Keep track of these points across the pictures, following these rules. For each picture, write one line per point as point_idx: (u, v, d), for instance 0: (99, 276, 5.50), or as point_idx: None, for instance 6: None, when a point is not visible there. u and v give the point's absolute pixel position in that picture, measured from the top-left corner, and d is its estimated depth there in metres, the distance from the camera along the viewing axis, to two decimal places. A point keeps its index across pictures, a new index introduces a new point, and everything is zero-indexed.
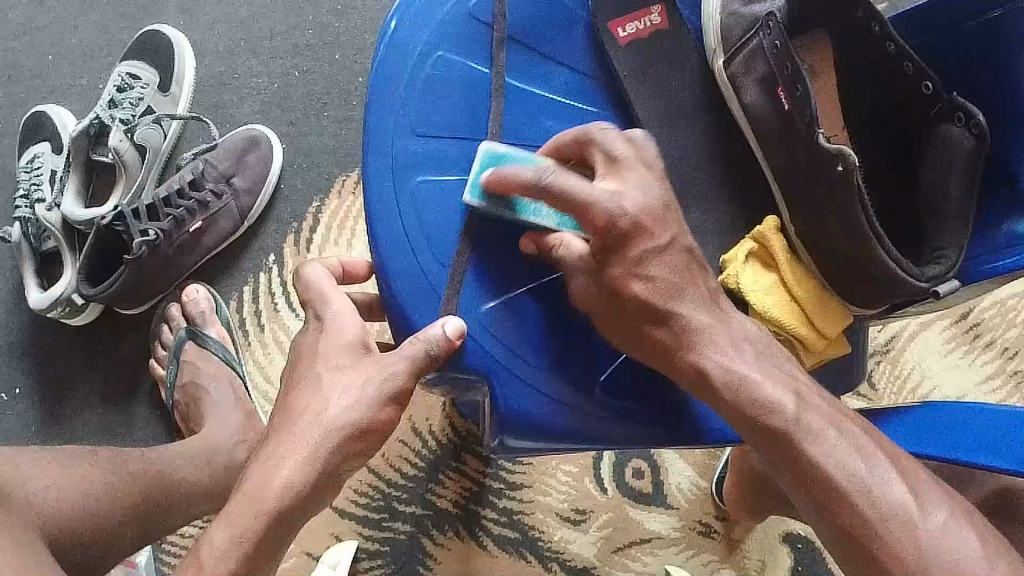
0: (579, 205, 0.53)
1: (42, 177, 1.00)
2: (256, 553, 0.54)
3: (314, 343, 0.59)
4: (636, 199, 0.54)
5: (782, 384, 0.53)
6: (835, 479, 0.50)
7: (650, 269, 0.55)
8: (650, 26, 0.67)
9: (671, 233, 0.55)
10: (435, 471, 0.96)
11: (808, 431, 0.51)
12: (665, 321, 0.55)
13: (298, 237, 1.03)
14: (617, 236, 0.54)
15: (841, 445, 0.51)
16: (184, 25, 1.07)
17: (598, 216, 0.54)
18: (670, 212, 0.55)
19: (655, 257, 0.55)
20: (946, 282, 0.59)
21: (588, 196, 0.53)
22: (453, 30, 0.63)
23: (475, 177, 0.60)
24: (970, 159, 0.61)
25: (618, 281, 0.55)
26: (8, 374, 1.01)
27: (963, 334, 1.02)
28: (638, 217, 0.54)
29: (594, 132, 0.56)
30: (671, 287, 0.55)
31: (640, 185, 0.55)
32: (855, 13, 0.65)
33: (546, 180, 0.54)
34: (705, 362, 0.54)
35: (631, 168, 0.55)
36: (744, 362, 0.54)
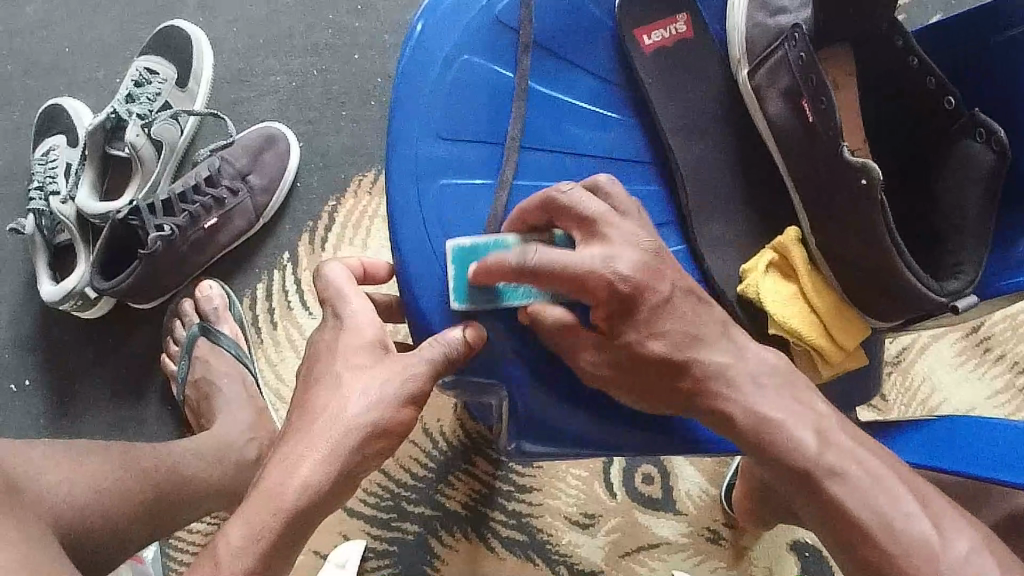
0: (573, 279, 0.52)
1: (56, 170, 1.00)
2: (274, 550, 0.54)
3: (333, 342, 0.59)
4: (630, 258, 0.53)
5: (804, 423, 0.53)
6: (859, 516, 0.51)
7: (663, 325, 0.54)
8: (674, 34, 0.67)
9: (670, 284, 0.54)
10: (446, 472, 0.97)
11: (829, 470, 0.52)
12: (684, 372, 0.55)
13: (313, 236, 1.03)
14: (622, 301, 0.53)
15: (865, 484, 0.51)
16: (202, 21, 1.07)
17: (597, 285, 0.52)
18: (661, 259, 0.54)
19: (665, 310, 0.54)
20: (965, 297, 0.59)
21: (580, 265, 0.52)
22: (479, 34, 0.63)
23: (455, 281, 0.58)
24: (990, 175, 0.61)
25: (633, 343, 0.55)
26: (18, 366, 1.01)
27: (974, 347, 1.02)
28: (635, 276, 0.52)
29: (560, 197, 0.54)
30: (687, 337, 0.55)
31: (628, 241, 0.53)
32: (878, 26, 0.66)
33: (536, 262, 0.52)
34: (725, 404, 0.55)
35: (613, 223, 0.54)
36: (764, 399, 0.54)
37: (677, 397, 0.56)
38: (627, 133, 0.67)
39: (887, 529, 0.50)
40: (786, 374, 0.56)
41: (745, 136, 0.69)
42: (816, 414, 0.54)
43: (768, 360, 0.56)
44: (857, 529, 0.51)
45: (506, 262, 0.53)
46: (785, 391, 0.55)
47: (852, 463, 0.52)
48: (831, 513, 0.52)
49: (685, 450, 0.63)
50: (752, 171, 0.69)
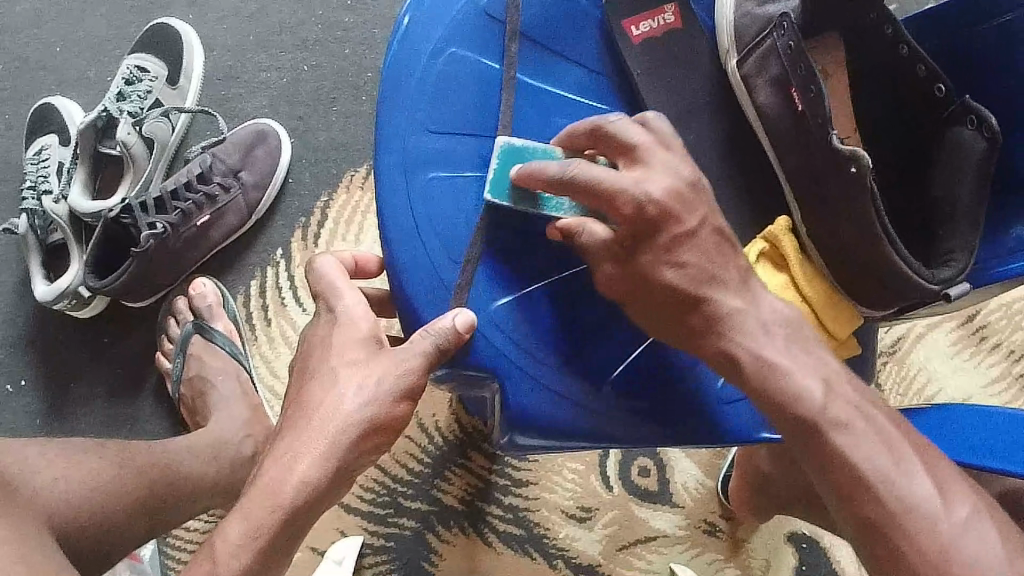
0: (603, 194, 0.52)
1: (49, 168, 1.00)
2: (273, 545, 0.54)
3: (325, 338, 0.59)
4: (663, 182, 0.53)
5: (810, 371, 0.52)
6: (860, 466, 0.49)
7: (682, 256, 0.54)
8: (662, 25, 0.67)
9: (699, 218, 0.54)
10: (442, 467, 0.96)
11: (836, 421, 0.50)
12: (695, 308, 0.54)
13: (307, 232, 1.03)
14: (646, 224, 0.53)
15: (870, 437, 0.50)
16: (192, 18, 1.07)
17: (625, 204, 0.52)
18: (696, 193, 0.54)
19: (687, 241, 0.54)
20: (957, 285, 0.59)
21: (614, 183, 0.52)
22: (466, 27, 0.62)
23: (495, 176, 0.60)
24: (982, 163, 0.60)
25: (649, 268, 0.54)
26: (14, 367, 1.01)
27: (969, 336, 1.02)
28: (664, 202, 0.53)
29: (609, 123, 0.55)
30: (705, 275, 0.54)
31: (667, 169, 0.54)
32: (867, 14, 0.66)
33: (572, 174, 0.53)
34: (732, 346, 0.53)
35: (655, 152, 0.54)
36: (774, 348, 0.53)
37: (684, 333, 0.55)
38: None
39: (889, 484, 0.49)
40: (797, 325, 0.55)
41: (736, 125, 0.69)
42: None
43: (780, 312, 0.55)
44: (853, 477, 0.49)
45: (547, 173, 0.54)
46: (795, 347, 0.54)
47: (859, 419, 0.51)
48: (830, 464, 0.50)
49: (692, 444, 0.63)
50: (743, 160, 0.69)
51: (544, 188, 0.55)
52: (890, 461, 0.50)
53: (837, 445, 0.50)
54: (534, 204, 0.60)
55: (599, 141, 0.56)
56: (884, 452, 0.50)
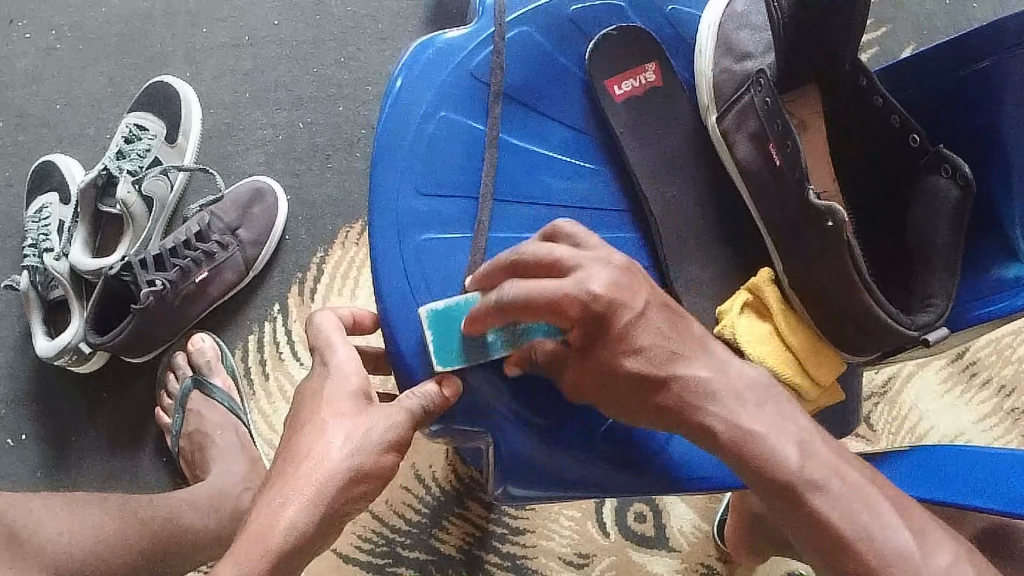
0: (549, 304, 0.52)
1: (50, 227, 1.02)
2: None
3: (320, 390, 0.60)
4: (602, 276, 0.52)
5: (791, 419, 0.53)
6: (835, 521, 0.51)
7: (639, 341, 0.54)
8: (645, 83, 0.69)
9: (643, 299, 0.54)
10: (439, 517, 0.97)
11: (810, 471, 0.51)
12: (664, 394, 0.55)
13: (303, 286, 1.05)
14: (596, 320, 0.53)
15: (847, 483, 0.52)
16: (190, 76, 1.09)
17: (570, 306, 0.52)
18: (633, 278, 0.54)
19: (640, 327, 0.54)
20: (935, 329, 0.61)
21: (554, 292, 0.52)
22: (455, 92, 0.65)
23: (436, 345, 0.60)
24: (957, 210, 0.62)
25: (610, 360, 0.55)
26: (14, 421, 1.02)
27: (960, 373, 1.03)
28: (607, 296, 0.52)
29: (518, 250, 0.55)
30: (666, 354, 0.54)
31: (599, 263, 0.53)
32: (843, 67, 0.69)
33: (511, 296, 0.54)
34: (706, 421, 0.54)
35: (579, 254, 0.53)
36: (748, 417, 0.54)
37: (655, 411, 0.56)
38: (599, 182, 0.69)
39: (867, 529, 0.50)
40: (769, 387, 0.55)
41: (716, 180, 0.71)
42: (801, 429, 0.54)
43: (751, 383, 0.56)
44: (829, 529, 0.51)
45: (489, 305, 0.55)
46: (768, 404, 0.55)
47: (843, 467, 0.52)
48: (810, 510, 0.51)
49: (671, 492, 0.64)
50: (724, 213, 0.71)
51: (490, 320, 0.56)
52: (874, 495, 0.51)
53: (818, 479, 0.51)
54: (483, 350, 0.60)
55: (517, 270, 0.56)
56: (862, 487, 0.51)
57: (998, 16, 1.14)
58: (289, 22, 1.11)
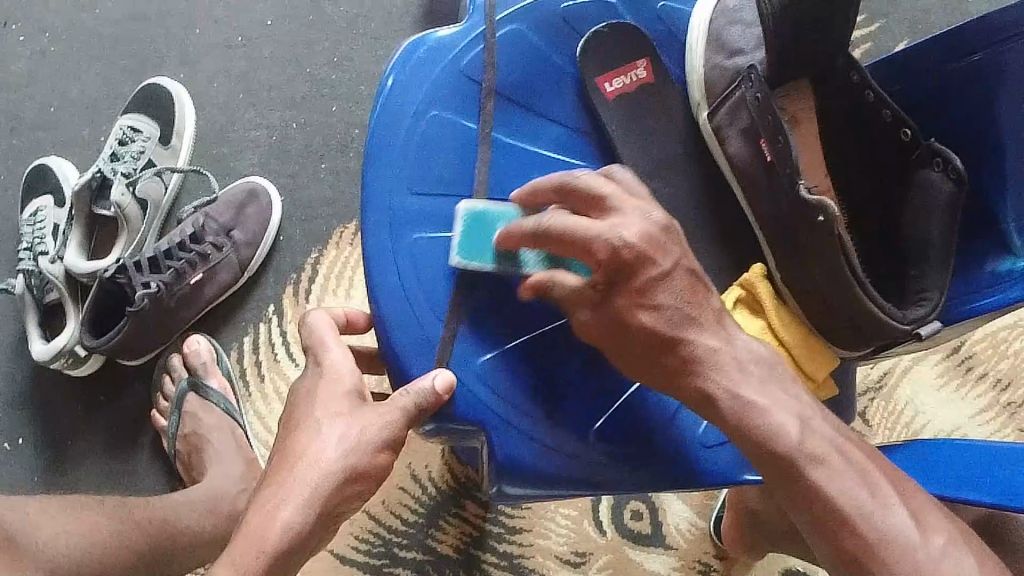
0: (578, 240, 0.53)
1: (45, 230, 1.02)
2: None
3: (313, 389, 0.60)
4: (635, 225, 0.53)
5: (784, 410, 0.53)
6: (828, 513, 0.51)
7: (657, 298, 0.54)
8: (636, 80, 0.69)
9: (672, 259, 0.54)
10: (436, 516, 0.97)
11: (805, 460, 0.51)
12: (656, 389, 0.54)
13: (298, 287, 1.05)
14: (622, 267, 0.53)
15: (841, 474, 0.51)
16: (184, 77, 1.09)
17: (599, 250, 0.53)
18: (669, 235, 0.54)
19: (661, 285, 0.54)
20: (929, 323, 0.61)
21: (588, 231, 0.53)
22: (447, 90, 0.65)
23: (463, 241, 0.62)
24: (950, 204, 0.62)
25: (625, 312, 0.54)
26: (10, 424, 1.02)
27: (955, 368, 1.03)
28: (638, 245, 0.53)
29: (569, 176, 0.56)
30: (681, 316, 0.54)
31: (637, 214, 0.54)
32: (835, 62, 0.69)
33: (548, 225, 0.54)
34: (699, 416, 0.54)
35: (623, 199, 0.54)
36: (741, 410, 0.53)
37: (663, 375, 0.55)
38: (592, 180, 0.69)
39: (861, 521, 0.50)
40: (770, 368, 0.55)
41: (708, 176, 0.71)
42: (800, 401, 0.54)
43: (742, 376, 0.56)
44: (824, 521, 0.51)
45: (525, 230, 0.56)
46: (772, 380, 0.55)
47: (836, 453, 0.52)
48: (804, 503, 0.51)
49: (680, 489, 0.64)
50: (717, 209, 0.71)
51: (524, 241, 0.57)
52: (868, 487, 0.51)
53: (813, 472, 0.51)
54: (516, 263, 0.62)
55: (567, 196, 0.56)
56: (856, 479, 0.51)
57: (991, 10, 1.14)
58: (281, 23, 1.10)
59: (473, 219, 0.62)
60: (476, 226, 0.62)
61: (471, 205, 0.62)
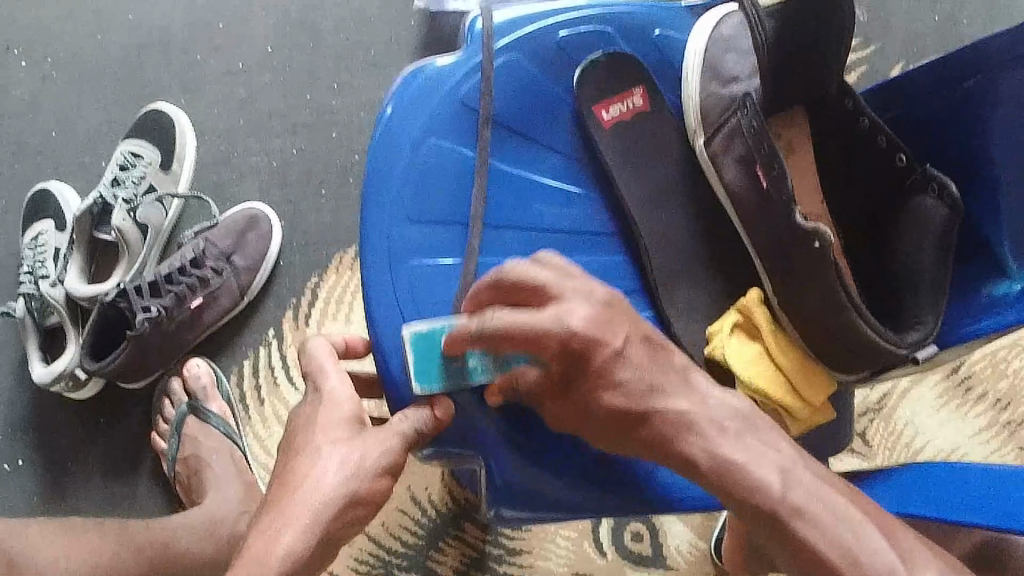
0: (529, 336, 0.52)
1: (46, 254, 1.03)
2: None
3: (313, 416, 0.61)
4: (582, 310, 0.53)
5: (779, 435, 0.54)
6: (823, 539, 0.51)
7: (619, 376, 0.55)
8: (632, 107, 0.70)
9: (624, 336, 0.55)
10: (435, 539, 0.97)
11: (796, 489, 0.52)
12: (643, 423, 0.56)
13: (298, 312, 1.05)
14: (576, 354, 0.54)
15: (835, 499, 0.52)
16: (185, 103, 1.10)
17: (552, 341, 0.53)
18: (614, 310, 0.55)
19: (619, 363, 0.55)
20: (924, 347, 0.61)
21: (536, 327, 0.52)
22: (445, 119, 0.65)
23: (417, 367, 0.60)
24: (944, 229, 0.63)
25: (590, 394, 0.56)
26: (11, 447, 1.02)
27: (955, 388, 1.04)
28: (588, 331, 0.53)
29: (506, 268, 0.54)
30: (645, 386, 0.56)
31: (579, 296, 0.54)
32: (827, 90, 0.70)
33: (495, 327, 0.53)
34: (687, 447, 0.55)
35: (562, 283, 0.54)
36: (727, 443, 0.54)
37: (639, 444, 0.57)
38: (587, 207, 0.70)
39: (855, 549, 0.50)
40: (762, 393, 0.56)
41: (704, 203, 0.72)
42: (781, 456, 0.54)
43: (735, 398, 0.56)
44: (819, 550, 0.51)
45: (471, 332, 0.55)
46: (748, 435, 0.55)
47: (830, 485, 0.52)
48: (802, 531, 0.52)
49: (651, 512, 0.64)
50: (712, 235, 0.72)
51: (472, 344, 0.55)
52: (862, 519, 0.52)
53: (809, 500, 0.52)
54: (465, 374, 0.60)
55: (505, 293, 0.55)
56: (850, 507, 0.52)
57: (987, 34, 1.15)
58: (282, 49, 1.11)
59: (421, 341, 0.60)
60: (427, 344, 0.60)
61: (414, 328, 0.60)
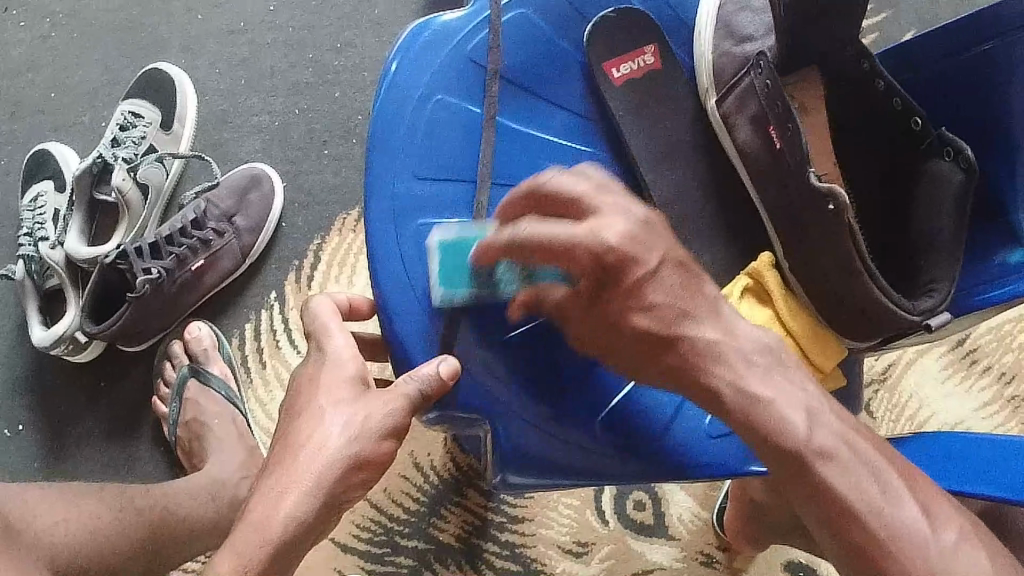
0: (557, 248, 0.50)
1: (45, 215, 1.01)
2: None
3: (315, 376, 0.60)
4: (617, 226, 0.51)
5: (789, 400, 0.53)
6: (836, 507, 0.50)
7: (651, 298, 0.53)
8: (644, 65, 0.69)
9: (659, 255, 0.52)
10: (437, 506, 0.97)
11: (807, 458, 0.51)
12: (671, 347, 0.54)
13: (300, 274, 1.04)
14: (609, 270, 0.52)
15: (848, 465, 0.51)
16: (186, 63, 1.08)
17: (582, 255, 0.51)
18: (652, 230, 0.52)
19: (651, 283, 0.52)
20: (937, 314, 0.60)
21: (566, 239, 0.50)
22: (452, 74, 0.64)
23: (439, 278, 0.60)
24: (960, 192, 0.61)
25: (619, 317, 0.54)
26: (10, 411, 1.01)
27: (961, 361, 1.03)
28: (621, 249, 0.50)
29: (541, 178, 0.52)
30: (676, 312, 0.53)
31: (618, 211, 0.51)
32: (845, 51, 0.68)
33: (527, 236, 0.51)
34: (712, 380, 0.54)
35: (600, 196, 0.51)
36: (755, 377, 0.53)
37: (662, 371, 0.55)
38: (599, 165, 0.68)
39: (869, 518, 0.50)
40: (772, 357, 0.55)
41: (715, 164, 0.71)
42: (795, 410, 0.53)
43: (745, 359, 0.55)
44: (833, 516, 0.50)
45: (501, 242, 0.52)
46: (775, 370, 0.54)
47: (844, 451, 0.51)
48: (817, 496, 0.51)
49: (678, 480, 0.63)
50: (723, 198, 0.70)
51: (505, 255, 0.53)
52: (872, 485, 0.51)
53: (820, 463, 0.51)
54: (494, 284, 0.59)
55: (539, 202, 0.53)
56: (864, 476, 0.51)
57: None
58: (284, 9, 1.10)
59: (446, 250, 0.60)
60: (451, 255, 0.59)
61: (441, 236, 0.60)
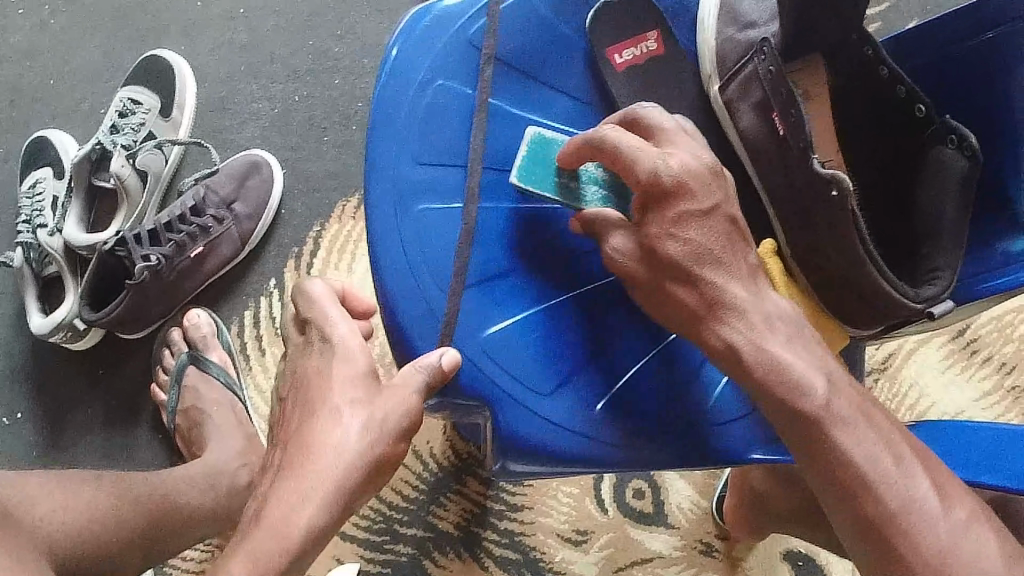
0: (625, 154, 0.53)
1: (43, 203, 1.00)
2: None
3: (320, 368, 0.59)
4: (685, 159, 0.54)
5: None
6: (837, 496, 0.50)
7: (688, 232, 0.53)
8: (646, 51, 0.68)
9: (714, 200, 0.54)
10: (437, 493, 0.97)
11: (809, 446, 0.51)
12: (691, 283, 0.54)
13: (300, 261, 1.04)
14: (660, 194, 0.53)
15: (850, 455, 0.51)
16: (184, 49, 1.08)
17: (643, 167, 0.53)
18: (716, 178, 0.55)
19: (696, 220, 0.54)
20: (941, 302, 0.60)
21: (637, 150, 0.53)
22: (452, 58, 0.63)
23: (524, 163, 0.62)
24: (963, 178, 0.61)
25: (652, 238, 0.54)
26: (9, 399, 1.01)
27: (961, 351, 1.03)
28: (681, 175, 0.53)
29: (638, 109, 0.57)
30: (707, 254, 0.54)
31: (690, 149, 0.55)
32: (849, 36, 0.67)
33: (603, 135, 0.54)
34: (729, 332, 0.53)
35: (681, 136, 0.56)
36: (775, 341, 0.53)
37: (678, 311, 0.54)
38: None
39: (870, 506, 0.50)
40: None
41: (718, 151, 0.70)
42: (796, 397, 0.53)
43: None
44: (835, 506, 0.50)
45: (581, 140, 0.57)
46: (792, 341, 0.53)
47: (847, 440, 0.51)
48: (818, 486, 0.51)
49: (699, 466, 0.63)
50: None
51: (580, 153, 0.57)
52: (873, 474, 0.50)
53: (821, 450, 0.50)
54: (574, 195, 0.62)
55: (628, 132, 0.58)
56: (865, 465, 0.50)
57: None
58: None
59: (539, 144, 0.62)
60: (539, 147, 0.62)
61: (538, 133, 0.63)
